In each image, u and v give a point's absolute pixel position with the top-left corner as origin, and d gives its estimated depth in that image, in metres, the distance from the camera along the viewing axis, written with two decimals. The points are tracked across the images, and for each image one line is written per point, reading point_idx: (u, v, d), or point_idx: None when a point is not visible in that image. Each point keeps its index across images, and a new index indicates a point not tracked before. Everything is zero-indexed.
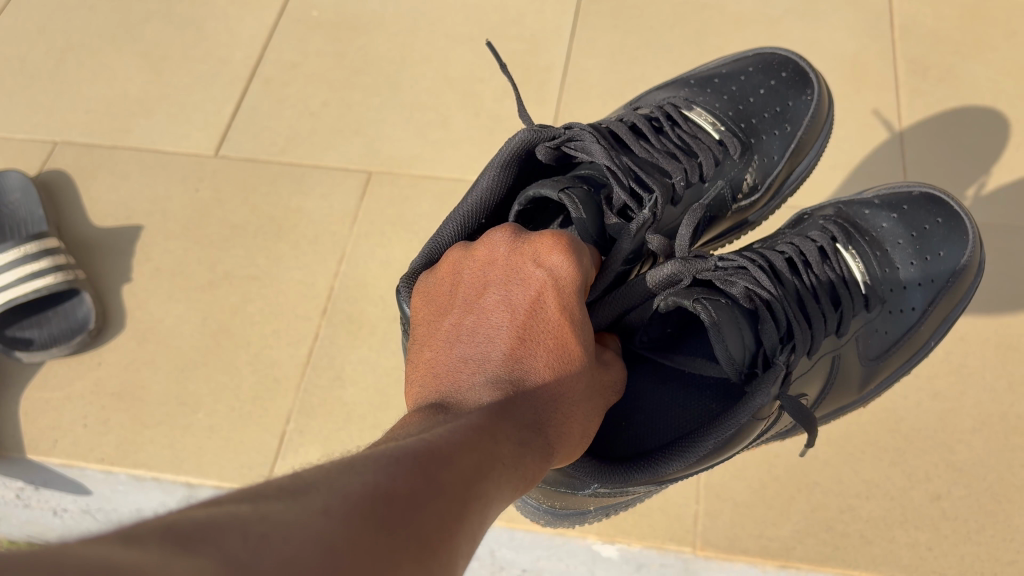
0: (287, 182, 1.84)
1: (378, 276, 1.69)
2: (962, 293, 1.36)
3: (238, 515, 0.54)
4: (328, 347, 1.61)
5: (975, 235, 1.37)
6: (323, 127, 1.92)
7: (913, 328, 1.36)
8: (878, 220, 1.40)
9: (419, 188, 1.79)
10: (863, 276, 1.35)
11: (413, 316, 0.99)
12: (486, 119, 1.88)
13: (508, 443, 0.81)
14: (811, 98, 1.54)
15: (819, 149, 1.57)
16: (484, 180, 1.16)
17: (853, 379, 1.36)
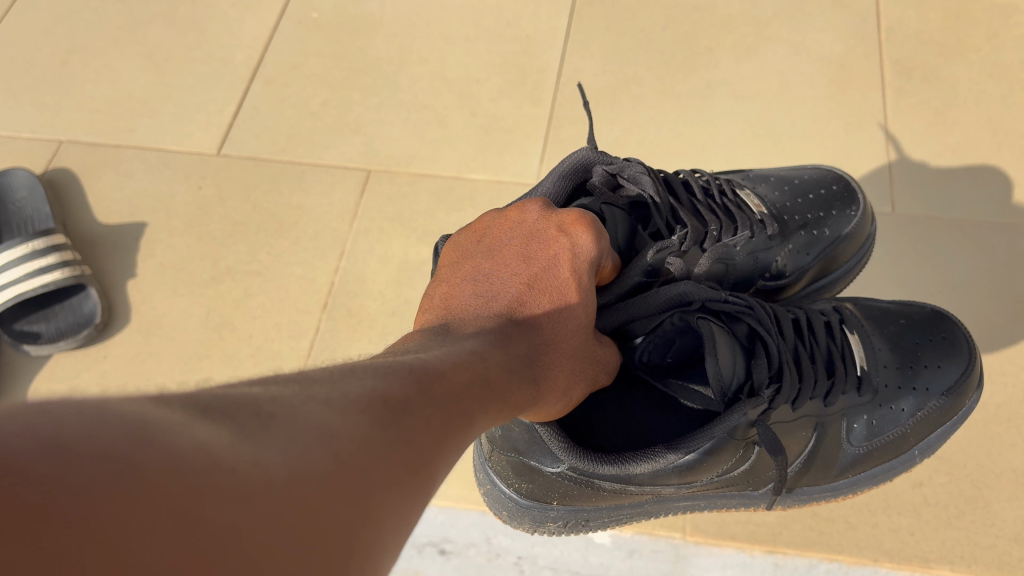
0: (287, 180, 1.88)
1: (377, 271, 1.73)
2: (957, 407, 1.34)
3: (251, 396, 0.59)
4: (328, 340, 1.65)
5: (975, 364, 1.36)
6: (323, 126, 1.96)
7: (900, 429, 1.32)
8: (885, 324, 1.40)
9: (417, 186, 1.84)
10: (863, 360, 1.32)
11: (443, 260, 1.13)
12: (482, 118, 1.93)
13: (502, 371, 0.90)
14: (854, 214, 1.52)
15: (853, 264, 1.54)
16: (543, 185, 1.26)
17: (832, 458, 1.31)
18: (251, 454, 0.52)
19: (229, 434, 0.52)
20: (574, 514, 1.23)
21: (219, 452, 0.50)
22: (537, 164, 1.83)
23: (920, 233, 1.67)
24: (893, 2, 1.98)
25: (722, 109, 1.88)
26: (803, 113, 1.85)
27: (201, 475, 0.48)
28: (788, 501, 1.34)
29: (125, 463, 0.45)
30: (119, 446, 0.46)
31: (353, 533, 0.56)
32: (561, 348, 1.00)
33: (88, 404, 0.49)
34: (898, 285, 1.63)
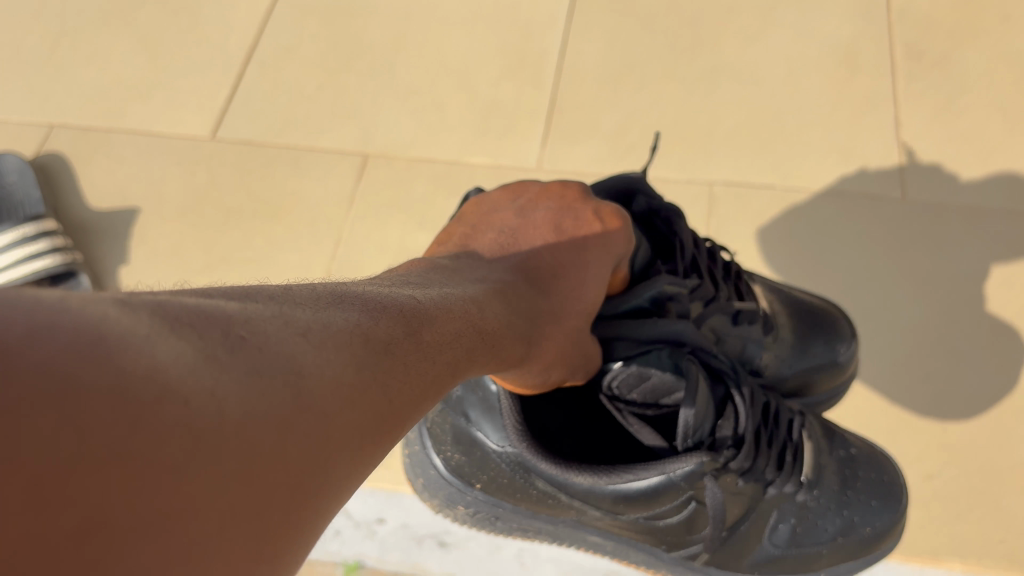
0: (282, 166, 1.84)
1: (373, 259, 1.69)
2: (882, 541, 1.22)
3: (226, 307, 0.51)
4: None
5: (906, 513, 1.23)
6: (320, 111, 1.92)
7: (818, 547, 1.20)
8: (843, 437, 1.27)
9: (415, 171, 1.80)
10: (810, 468, 1.20)
11: (471, 210, 1.10)
12: (481, 103, 1.89)
13: (503, 327, 0.84)
14: (845, 348, 1.37)
15: (832, 394, 1.39)
16: None
17: (747, 547, 1.19)
18: (212, 379, 0.44)
19: (194, 354, 0.45)
20: (487, 505, 1.18)
21: (178, 373, 0.43)
22: (538, 148, 1.79)
23: (930, 221, 1.64)
24: None
25: (726, 93, 1.84)
26: (810, 99, 1.81)
27: (149, 407, 0.40)
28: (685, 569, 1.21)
29: (61, 379, 0.38)
30: (59, 361, 0.38)
31: (316, 483, 0.49)
32: (564, 319, 0.96)
33: (38, 298, 0.41)
34: (907, 273, 1.59)
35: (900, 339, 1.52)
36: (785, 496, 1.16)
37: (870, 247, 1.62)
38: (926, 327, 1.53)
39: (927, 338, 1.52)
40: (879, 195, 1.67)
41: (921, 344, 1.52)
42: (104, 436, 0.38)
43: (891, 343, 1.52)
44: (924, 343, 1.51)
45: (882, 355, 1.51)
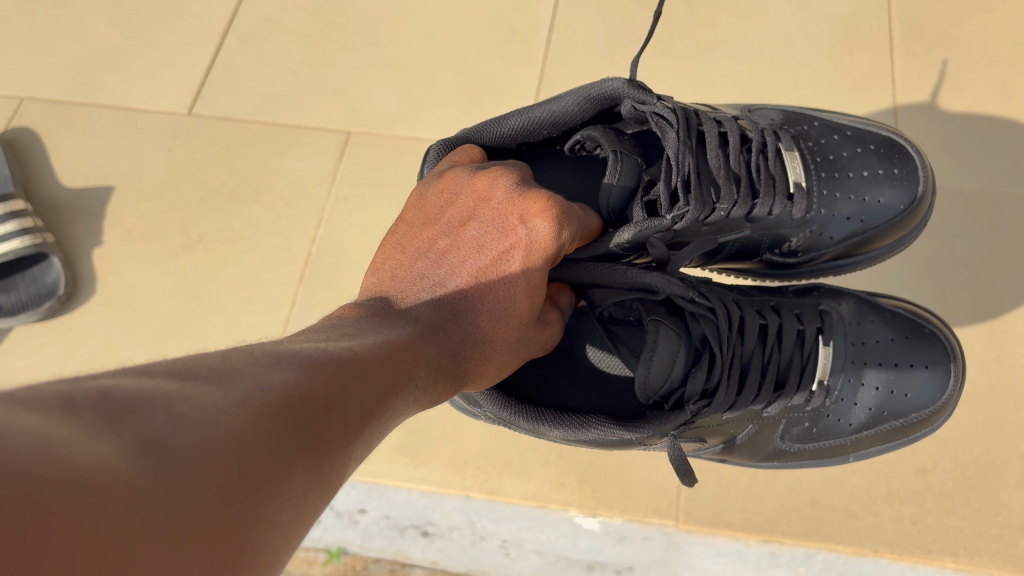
0: (263, 143, 1.78)
1: (356, 240, 1.64)
2: (914, 429, 1.33)
3: (164, 392, 0.59)
4: (304, 314, 1.58)
5: (952, 395, 1.32)
6: (301, 85, 1.85)
7: (839, 439, 1.34)
8: (872, 333, 1.36)
9: (401, 150, 1.74)
10: (824, 375, 1.32)
11: (410, 217, 1.16)
12: (469, 78, 1.83)
13: (427, 367, 0.92)
14: (900, 207, 1.40)
15: (899, 241, 1.45)
16: (567, 104, 1.25)
17: (762, 447, 1.35)
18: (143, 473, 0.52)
19: (124, 453, 0.52)
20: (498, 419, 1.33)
21: (113, 469, 0.51)
22: None
23: None
24: None
25: (721, 71, 1.78)
26: (807, 77, 1.76)
27: (92, 501, 0.48)
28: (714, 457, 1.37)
29: (23, 471, 0.46)
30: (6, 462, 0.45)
31: (253, 541, 0.58)
32: (486, 346, 1.03)
33: None
34: (903, 257, 1.55)
35: None
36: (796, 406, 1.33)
37: None
38: None
39: None
40: None
41: None
42: (59, 518, 0.46)
43: None
44: None
45: None
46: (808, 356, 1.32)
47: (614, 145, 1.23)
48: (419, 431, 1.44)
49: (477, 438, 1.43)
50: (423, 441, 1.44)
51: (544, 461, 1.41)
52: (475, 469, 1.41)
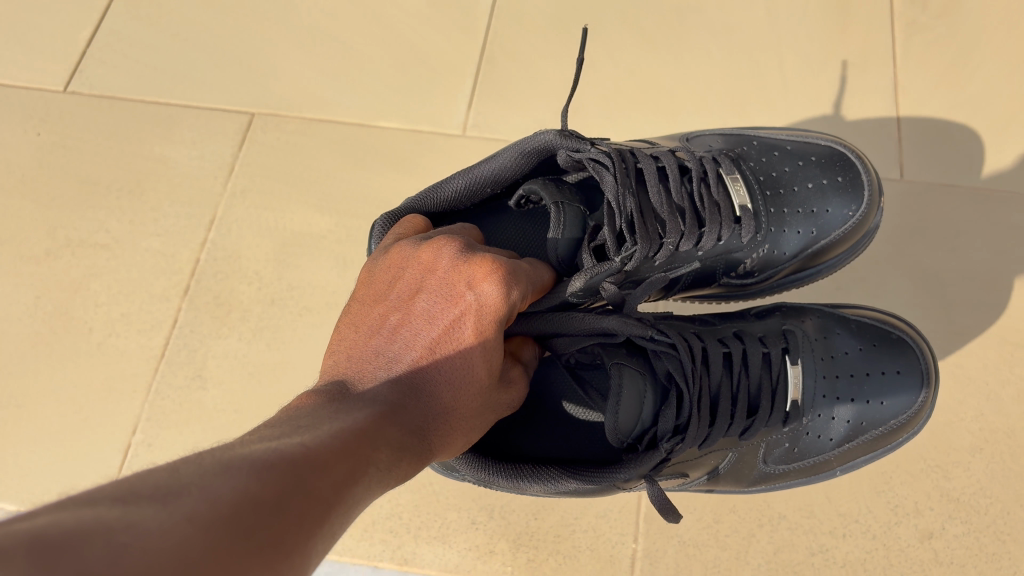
0: (150, 126, 1.49)
1: (254, 245, 1.37)
2: (897, 434, 1.12)
3: (82, 525, 0.46)
4: (186, 335, 1.31)
5: (927, 403, 1.10)
6: (196, 53, 1.55)
7: (822, 457, 1.12)
8: (841, 343, 1.13)
9: (311, 135, 1.47)
10: (797, 392, 1.08)
11: (347, 303, 0.89)
12: (396, 49, 1.54)
13: (389, 448, 0.70)
14: (853, 216, 1.18)
15: (856, 251, 1.22)
16: (503, 159, 1.03)
17: (734, 478, 1.12)
18: None
19: None
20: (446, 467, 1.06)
21: None
22: (463, 110, 1.47)
23: (933, 206, 1.34)
24: None
25: (693, 44, 1.51)
26: (792, 51, 1.49)
27: None
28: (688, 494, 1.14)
29: None
30: None
31: None
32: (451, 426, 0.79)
33: None
34: (906, 270, 1.29)
35: None
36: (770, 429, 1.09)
37: None
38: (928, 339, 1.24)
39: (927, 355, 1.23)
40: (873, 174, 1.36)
41: None
42: None
43: None
44: None
45: None
46: (778, 375, 1.08)
47: (554, 198, 1.01)
48: None
49: (389, 495, 1.17)
50: None
51: (470, 523, 1.15)
52: (386, 533, 1.16)
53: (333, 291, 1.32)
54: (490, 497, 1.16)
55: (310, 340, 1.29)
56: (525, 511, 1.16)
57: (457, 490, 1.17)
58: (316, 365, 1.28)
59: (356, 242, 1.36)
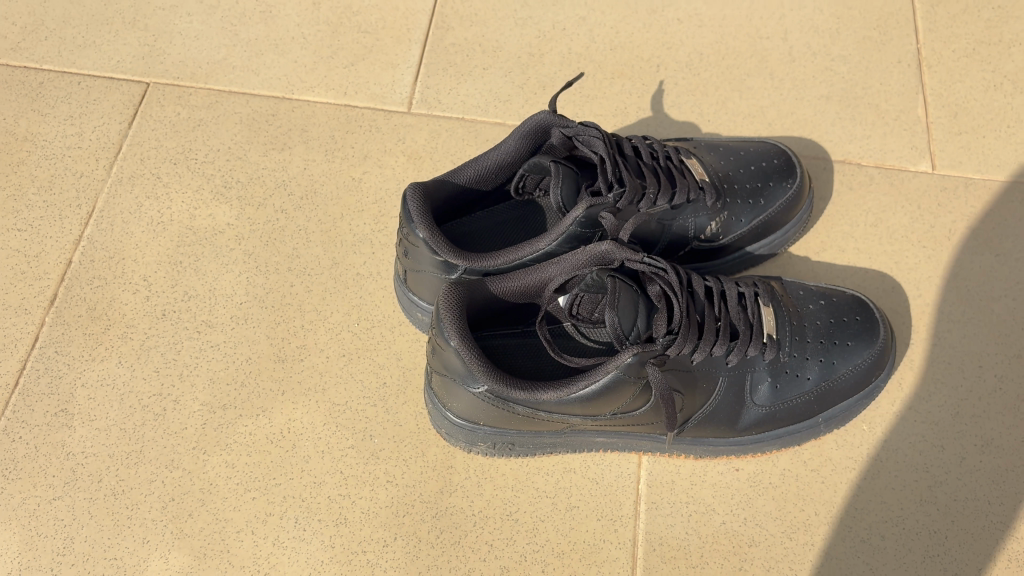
0: (14, 97, 1.20)
1: (144, 244, 1.09)
2: (869, 383, 0.93)
3: None
4: (49, 357, 1.01)
5: (888, 349, 0.93)
6: (80, 13, 1.27)
7: (806, 397, 0.91)
8: (801, 297, 0.95)
9: (219, 110, 1.19)
10: (771, 326, 0.90)
11: None
12: (328, 12, 1.28)
13: None
14: (791, 191, 1.03)
15: (794, 228, 1.05)
16: (507, 146, 0.95)
17: (715, 424, 0.91)
18: None
19: None
20: (467, 427, 0.91)
21: None
22: (409, 83, 1.22)
23: (973, 204, 1.13)
24: None
25: (683, 11, 1.29)
26: (797, 24, 1.28)
27: None
28: (669, 450, 0.93)
29: None
30: None
31: None
32: None
33: None
34: (946, 280, 1.07)
35: (937, 379, 1.01)
36: (752, 362, 0.89)
37: (890, 240, 1.10)
38: (979, 365, 1.02)
39: (979, 383, 1.01)
40: (901, 167, 1.16)
41: (971, 390, 1.01)
42: None
43: (925, 387, 1.01)
44: (976, 391, 1.00)
45: (914, 405, 1.00)
46: (753, 312, 0.90)
47: (560, 147, 0.93)
48: (219, 552, 0.91)
49: (311, 568, 0.90)
50: (222, 571, 0.90)
51: None
52: None
53: (242, 301, 1.05)
54: (441, 570, 0.91)
55: (210, 364, 1.01)
56: None
57: (399, 562, 0.91)
58: (217, 396, 0.99)
59: (272, 240, 1.09)
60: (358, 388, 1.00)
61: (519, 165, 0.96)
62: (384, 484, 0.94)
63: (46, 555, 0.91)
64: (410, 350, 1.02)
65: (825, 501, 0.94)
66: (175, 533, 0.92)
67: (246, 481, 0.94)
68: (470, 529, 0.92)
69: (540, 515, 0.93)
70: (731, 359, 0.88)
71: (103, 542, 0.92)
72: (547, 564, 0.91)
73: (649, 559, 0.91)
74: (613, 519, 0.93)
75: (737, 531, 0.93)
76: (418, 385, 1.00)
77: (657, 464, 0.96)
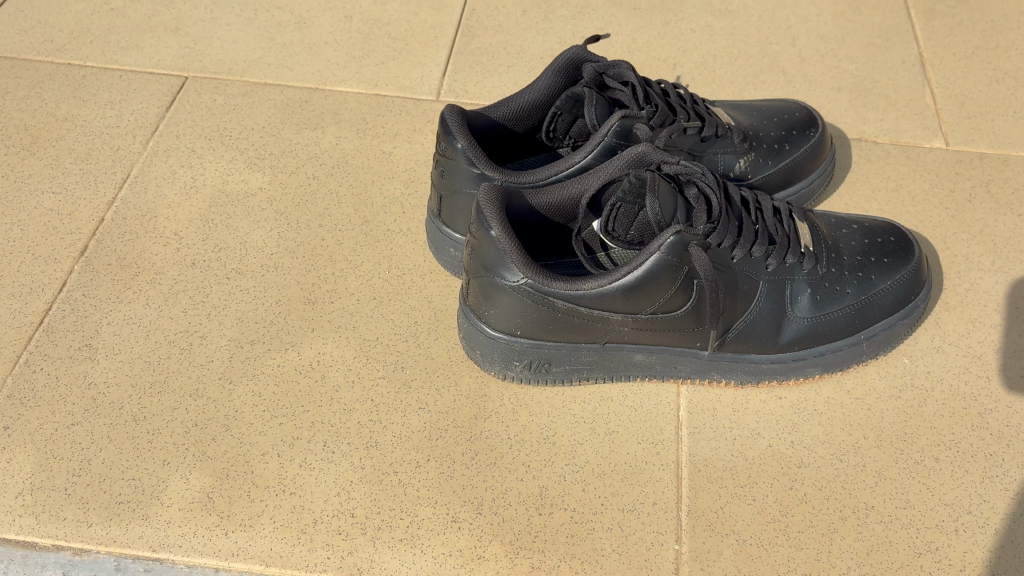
0: (56, 86, 1.24)
1: (176, 206, 1.10)
2: (909, 302, 0.92)
3: None
4: (76, 299, 1.01)
5: (923, 268, 0.93)
6: (126, 23, 1.35)
7: (847, 312, 0.90)
8: (833, 223, 0.96)
9: (255, 96, 1.24)
10: (808, 239, 0.90)
11: None
12: (361, 22, 1.36)
13: None
14: (813, 138, 1.05)
15: (820, 178, 1.08)
16: (540, 82, 0.97)
17: (756, 339, 0.89)
18: None
19: None
20: (499, 343, 0.90)
21: None
22: (437, 77, 1.27)
23: (990, 172, 1.16)
24: None
25: (695, 23, 1.37)
26: (804, 33, 1.36)
27: None
28: (709, 368, 0.91)
29: None
30: None
31: None
32: None
33: None
34: (973, 235, 1.08)
35: (974, 319, 1.00)
36: (791, 271, 0.88)
37: (913, 202, 1.12)
38: (1016, 307, 1.01)
39: (1017, 322, 1.00)
40: (915, 143, 1.20)
41: (1011, 330, 1.00)
42: None
43: (963, 325, 1.00)
44: (1015, 329, 0.99)
45: (954, 340, 0.98)
46: (790, 224, 0.90)
47: (591, 79, 0.96)
48: (242, 472, 0.88)
49: (340, 488, 0.87)
50: (246, 490, 0.87)
51: (451, 523, 0.85)
52: (332, 535, 0.84)
53: (272, 252, 1.06)
54: (478, 489, 0.87)
55: (240, 305, 1.01)
56: (526, 505, 0.87)
57: (434, 482, 0.88)
58: (245, 333, 0.99)
59: (303, 203, 1.11)
60: (390, 326, 0.99)
61: (552, 101, 0.98)
62: (417, 411, 0.93)
63: (60, 476, 0.87)
64: (442, 295, 1.03)
65: (873, 426, 0.92)
66: (197, 455, 0.89)
67: (272, 407, 0.93)
68: (508, 452, 0.90)
69: (578, 439, 0.92)
70: (771, 264, 0.87)
71: (120, 464, 0.88)
72: (587, 483, 0.88)
73: (695, 478, 0.89)
74: (655, 442, 0.91)
75: (784, 454, 0.90)
76: (450, 325, 1.00)
77: (697, 394, 0.95)
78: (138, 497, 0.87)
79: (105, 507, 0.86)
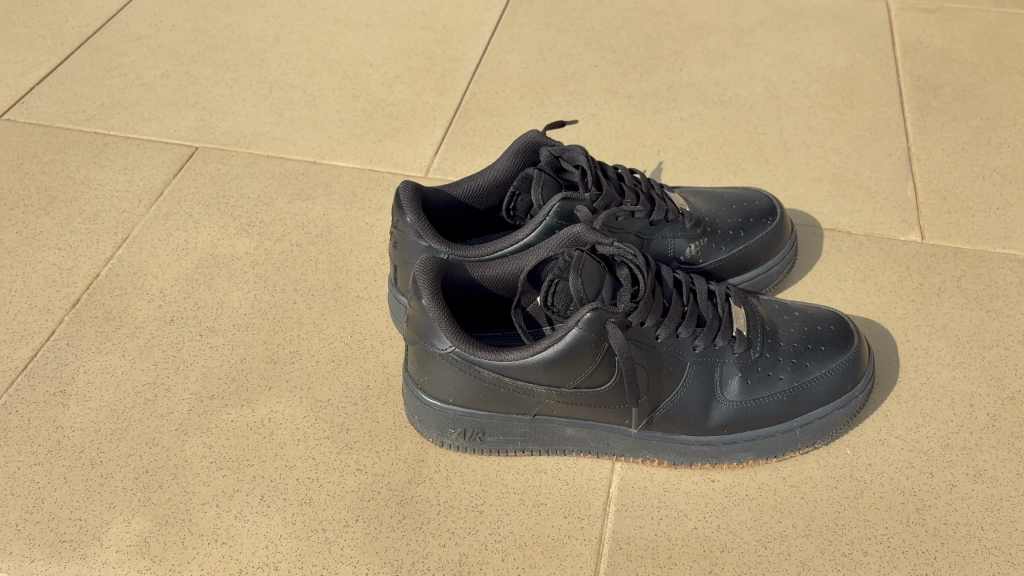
0: (80, 153, 1.53)
1: (165, 265, 1.32)
2: (844, 392, 1.02)
3: None
4: (61, 348, 1.20)
5: (860, 357, 1.04)
6: (152, 99, 1.65)
7: (776, 395, 1.00)
8: (775, 312, 1.07)
9: (255, 168, 1.50)
10: (742, 324, 1.00)
11: None
12: (366, 102, 1.63)
13: None
14: (770, 227, 1.15)
15: (778, 267, 1.17)
16: (499, 165, 1.03)
17: (690, 415, 1.00)
18: None
19: None
20: (439, 411, 1.00)
21: None
22: (428, 156, 1.49)
23: (964, 267, 1.28)
24: (911, 23, 1.79)
25: (678, 140, 1.51)
26: (793, 127, 1.54)
27: None
28: (644, 442, 1.01)
29: None
30: None
31: None
32: None
33: None
34: (936, 329, 1.19)
35: (924, 414, 1.10)
36: (722, 352, 0.99)
37: (879, 293, 1.24)
38: (970, 404, 1.10)
39: (971, 419, 1.09)
40: (891, 235, 1.33)
41: (961, 426, 1.08)
42: None
43: (912, 420, 1.09)
44: (967, 426, 1.08)
45: (901, 434, 1.08)
46: (725, 311, 1.00)
47: (544, 163, 1.02)
48: (181, 520, 1.01)
49: (271, 539, 0.99)
50: (181, 537, 0.99)
51: None
52: None
53: (245, 312, 1.25)
54: (400, 551, 0.98)
55: (207, 361, 1.18)
56: (444, 569, 0.96)
57: (357, 541, 0.99)
58: (207, 387, 1.15)
59: (283, 267, 1.31)
60: (343, 389, 1.15)
61: (509, 182, 1.03)
62: (353, 471, 1.06)
63: (15, 512, 1.02)
64: (396, 360, 1.18)
65: (804, 515, 1.00)
66: (142, 500, 1.03)
67: (220, 460, 1.07)
68: (434, 517, 1.01)
69: (505, 509, 1.02)
70: (700, 344, 0.97)
71: (70, 505, 1.03)
72: (508, 554, 0.98)
73: (615, 555, 0.97)
74: (581, 517, 1.01)
75: (708, 536, 0.98)
76: (397, 389, 1.15)
77: (630, 471, 1.06)
78: (79, 536, 1.00)
79: (49, 545, 0.99)
